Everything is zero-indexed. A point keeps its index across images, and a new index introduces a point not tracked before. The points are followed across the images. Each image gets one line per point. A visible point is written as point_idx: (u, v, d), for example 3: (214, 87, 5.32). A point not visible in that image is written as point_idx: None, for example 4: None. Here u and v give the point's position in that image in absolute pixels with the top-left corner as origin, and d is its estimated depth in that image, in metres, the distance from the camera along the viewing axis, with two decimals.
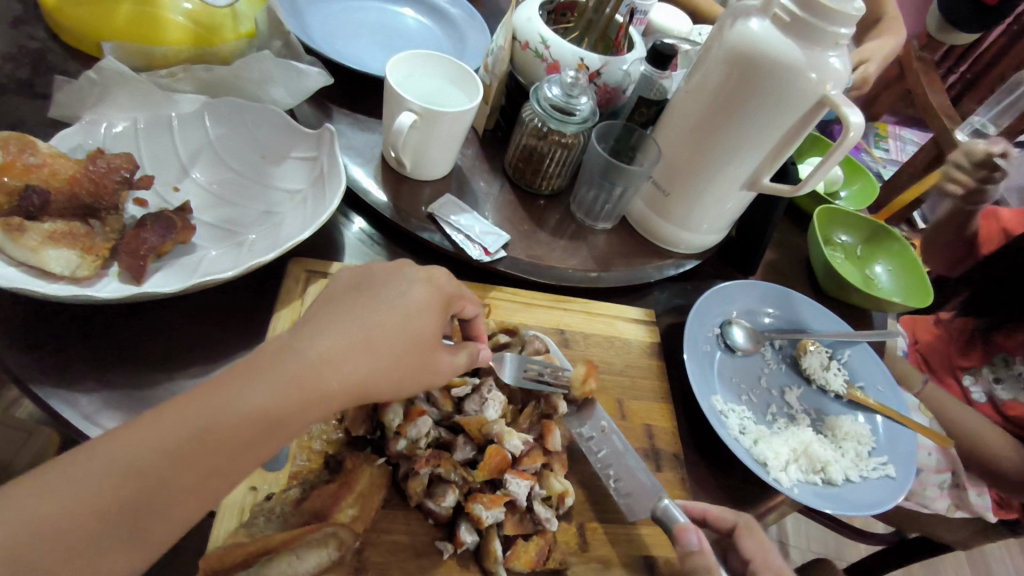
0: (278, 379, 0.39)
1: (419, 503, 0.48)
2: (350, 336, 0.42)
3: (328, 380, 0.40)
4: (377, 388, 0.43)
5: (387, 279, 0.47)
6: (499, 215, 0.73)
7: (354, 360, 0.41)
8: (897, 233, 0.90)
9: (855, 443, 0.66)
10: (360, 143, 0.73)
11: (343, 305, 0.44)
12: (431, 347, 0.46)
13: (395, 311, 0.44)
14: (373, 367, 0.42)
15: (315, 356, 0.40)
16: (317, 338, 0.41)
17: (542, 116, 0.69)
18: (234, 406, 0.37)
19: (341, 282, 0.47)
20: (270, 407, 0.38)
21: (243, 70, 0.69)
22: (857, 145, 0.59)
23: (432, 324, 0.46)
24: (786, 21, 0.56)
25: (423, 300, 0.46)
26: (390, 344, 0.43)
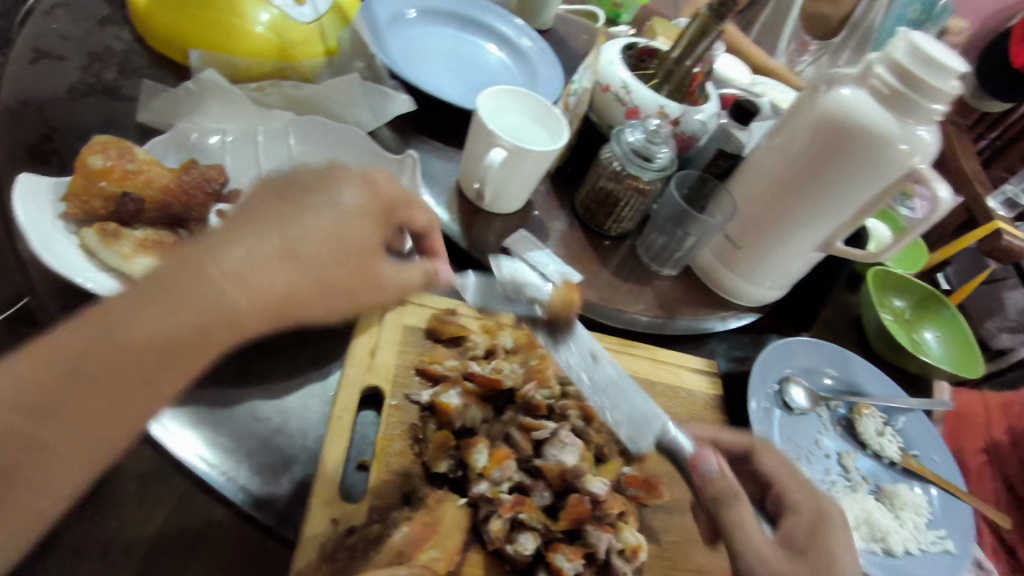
0: (186, 303, 0.35)
1: (497, 548, 0.48)
2: (266, 246, 0.37)
3: (231, 293, 0.35)
4: (305, 311, 0.38)
5: (316, 182, 0.40)
6: (567, 254, 0.73)
7: (272, 269, 0.37)
8: (947, 302, 0.90)
9: (912, 513, 0.65)
10: (437, 171, 0.73)
11: (261, 210, 0.38)
12: (372, 255, 0.40)
13: (325, 219, 0.39)
14: (291, 280, 0.37)
15: (219, 275, 0.35)
16: (222, 250, 0.36)
17: (622, 159, 0.69)
18: (120, 325, 0.34)
19: (268, 180, 0.40)
20: (165, 329, 0.35)
21: (329, 91, 0.70)
22: (942, 219, 0.59)
23: (372, 233, 0.41)
24: (885, 93, 0.57)
25: (359, 204, 0.40)
26: (314, 255, 0.38)
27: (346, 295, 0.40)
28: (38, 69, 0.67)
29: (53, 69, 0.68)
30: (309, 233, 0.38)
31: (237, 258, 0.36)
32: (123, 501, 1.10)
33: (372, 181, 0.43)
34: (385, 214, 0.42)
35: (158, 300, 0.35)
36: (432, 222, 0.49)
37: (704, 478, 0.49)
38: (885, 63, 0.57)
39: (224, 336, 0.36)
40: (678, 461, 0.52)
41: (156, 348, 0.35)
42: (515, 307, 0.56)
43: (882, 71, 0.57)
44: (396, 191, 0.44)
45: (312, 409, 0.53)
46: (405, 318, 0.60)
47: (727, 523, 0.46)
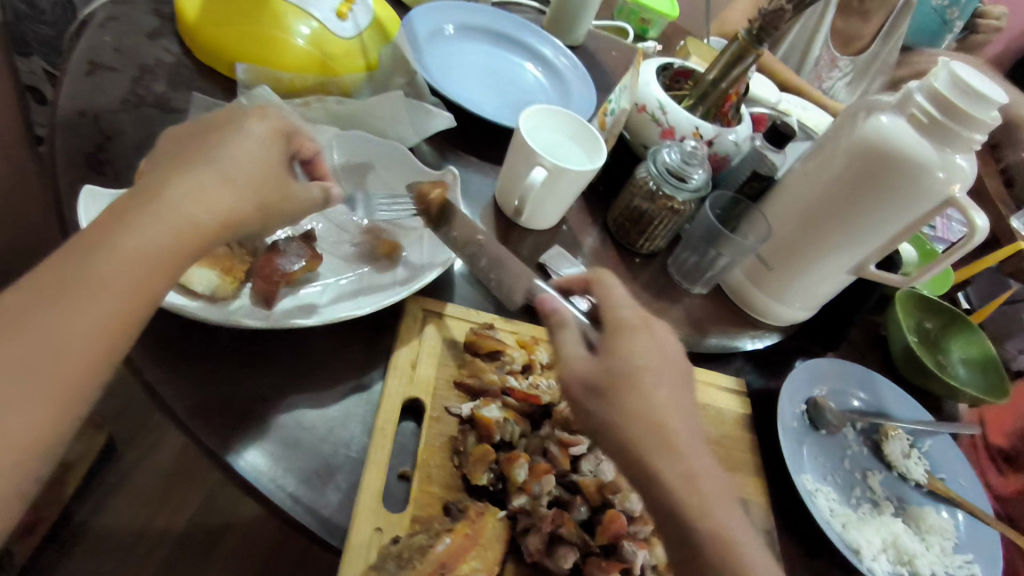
0: (146, 221, 0.40)
1: (537, 561, 0.49)
2: (202, 173, 0.43)
3: (190, 212, 0.42)
4: (245, 220, 0.45)
5: (220, 125, 0.47)
6: (599, 270, 0.74)
7: (213, 189, 0.43)
8: (976, 326, 0.90)
9: (939, 536, 0.66)
10: (473, 186, 0.75)
11: (192, 148, 0.45)
12: (280, 172, 0.48)
13: (244, 148, 0.46)
14: (238, 203, 0.44)
15: (170, 199, 0.41)
16: (171, 185, 0.42)
17: (656, 178, 0.70)
18: (102, 252, 0.39)
19: (174, 136, 0.47)
20: (145, 247, 0.40)
21: (372, 107, 0.71)
22: (978, 246, 0.60)
23: (278, 156, 0.48)
24: (923, 121, 0.58)
25: (264, 134, 0.48)
26: (241, 173, 0.45)
27: (280, 212, 0.48)
28: (94, 81, 0.70)
29: (107, 81, 0.71)
30: (237, 161, 0.45)
31: (183, 187, 0.42)
32: (147, 495, 1.12)
33: (267, 114, 0.50)
34: (286, 140, 0.50)
35: (123, 223, 0.40)
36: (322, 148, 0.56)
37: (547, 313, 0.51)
38: (925, 93, 0.59)
39: (191, 248, 0.42)
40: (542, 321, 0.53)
41: (140, 270, 0.40)
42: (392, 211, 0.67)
43: (921, 101, 0.58)
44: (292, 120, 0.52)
45: (354, 419, 0.55)
46: (443, 331, 0.62)
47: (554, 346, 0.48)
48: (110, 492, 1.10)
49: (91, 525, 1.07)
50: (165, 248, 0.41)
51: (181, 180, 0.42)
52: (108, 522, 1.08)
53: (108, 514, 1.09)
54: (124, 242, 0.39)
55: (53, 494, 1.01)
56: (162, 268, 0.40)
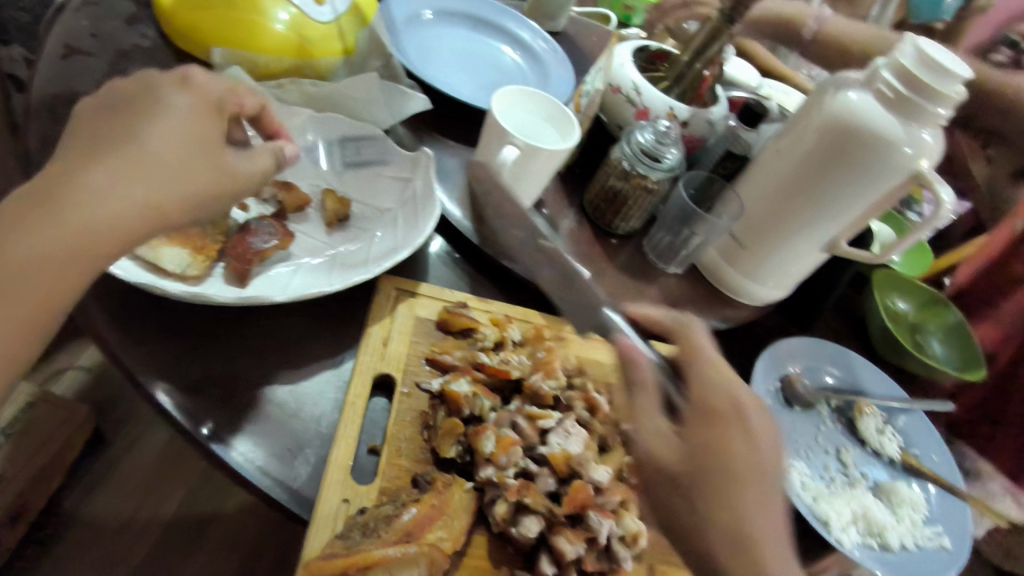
0: (44, 220, 0.41)
1: (503, 531, 0.50)
2: (118, 164, 0.43)
3: (94, 207, 0.42)
4: (164, 209, 0.45)
5: (150, 98, 0.46)
6: (575, 250, 0.75)
7: (127, 183, 0.43)
8: (951, 305, 0.91)
9: (910, 509, 0.66)
10: (448, 167, 0.76)
11: (121, 117, 0.45)
12: (211, 149, 0.47)
13: (166, 124, 0.46)
14: (151, 189, 0.44)
15: (73, 196, 0.42)
16: (89, 170, 0.43)
17: (630, 159, 0.71)
18: (8, 250, 0.40)
19: (98, 104, 0.47)
20: (36, 249, 0.40)
21: (347, 88, 0.71)
22: (945, 221, 0.60)
23: (205, 129, 0.47)
24: (889, 97, 0.59)
25: (185, 105, 0.47)
26: (159, 163, 0.44)
27: (216, 190, 0.47)
28: (69, 66, 0.70)
29: (82, 65, 0.71)
30: (153, 146, 0.44)
31: (94, 184, 0.42)
32: (133, 486, 1.13)
33: (193, 83, 0.49)
34: (219, 116, 0.49)
35: (28, 223, 0.41)
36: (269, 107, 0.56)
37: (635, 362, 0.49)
38: (892, 69, 0.59)
39: (99, 244, 0.42)
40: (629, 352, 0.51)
41: (48, 263, 0.41)
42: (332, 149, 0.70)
43: (888, 77, 0.59)
44: (223, 87, 0.51)
45: (325, 393, 0.55)
46: (416, 309, 0.62)
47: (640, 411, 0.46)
48: (96, 483, 1.11)
49: (75, 515, 1.07)
50: (78, 233, 0.41)
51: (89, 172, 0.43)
52: (95, 512, 1.08)
53: (92, 504, 1.09)
54: (24, 234, 0.40)
55: (35, 485, 1.01)
56: (57, 264, 0.41)
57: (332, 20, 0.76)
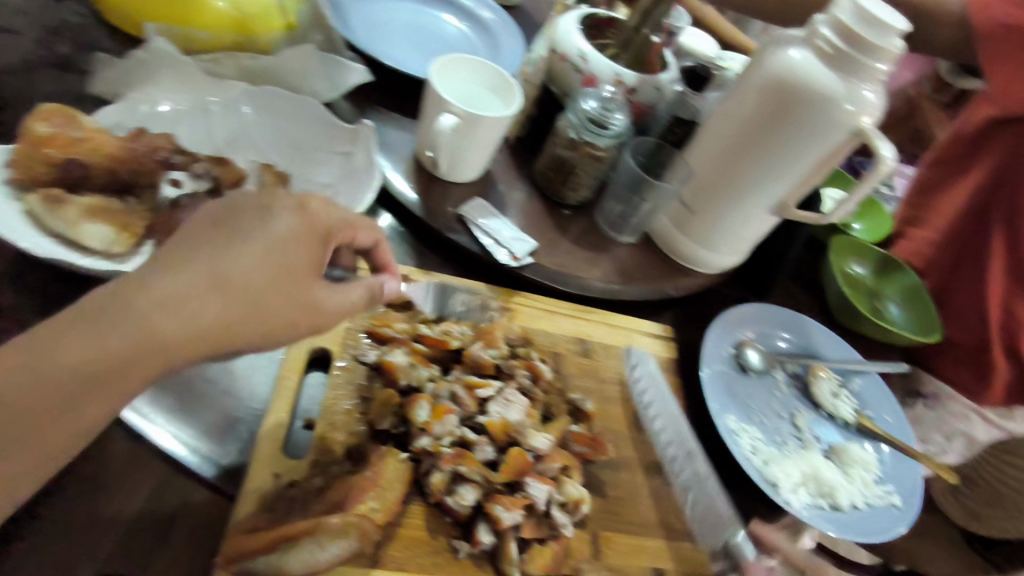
0: (108, 327, 0.35)
1: (439, 500, 0.49)
2: (198, 278, 0.37)
3: (163, 324, 0.36)
4: (236, 334, 0.39)
5: (254, 214, 0.41)
6: (525, 222, 0.74)
7: (203, 301, 0.37)
8: (909, 269, 0.91)
9: (861, 469, 0.66)
10: (392, 140, 0.74)
11: (207, 231, 0.39)
12: (303, 279, 0.42)
13: (259, 245, 0.40)
14: (226, 311, 0.38)
15: (148, 304, 0.36)
16: (160, 281, 0.36)
17: (577, 127, 0.70)
18: (56, 356, 0.33)
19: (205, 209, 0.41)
20: (88, 357, 0.34)
21: (286, 61, 0.70)
22: (887, 177, 0.60)
23: (304, 259, 0.42)
24: (828, 53, 0.57)
25: (292, 232, 0.42)
26: (245, 285, 0.39)
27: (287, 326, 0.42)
28: None
29: (8, 44, 0.68)
30: (236, 258, 0.39)
31: (162, 292, 0.36)
32: None
33: (307, 209, 0.44)
34: (319, 242, 0.44)
35: (79, 334, 0.34)
36: (380, 239, 0.53)
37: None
38: (830, 25, 0.58)
39: (153, 366, 0.36)
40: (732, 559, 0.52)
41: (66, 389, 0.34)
42: (267, 119, 0.68)
43: (826, 32, 0.57)
44: (335, 217, 0.46)
45: (259, 370, 0.54)
46: None
47: None
48: None
49: None
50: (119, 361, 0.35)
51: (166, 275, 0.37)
52: None
53: None
54: (76, 341, 0.34)
55: None
56: (110, 380, 0.35)
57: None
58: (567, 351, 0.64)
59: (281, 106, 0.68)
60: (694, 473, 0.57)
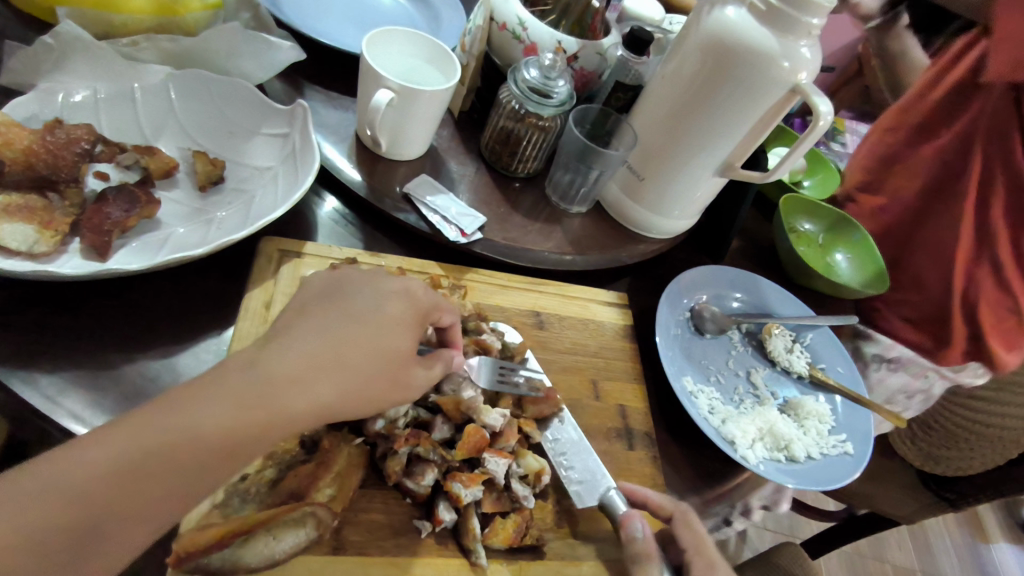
0: (237, 396, 0.36)
1: (397, 482, 0.48)
2: (318, 352, 0.39)
3: (287, 401, 0.37)
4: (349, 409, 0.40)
5: (358, 290, 0.44)
6: (474, 197, 0.72)
7: (322, 378, 0.39)
8: (857, 224, 0.93)
9: (816, 421, 0.68)
10: (332, 121, 0.72)
11: (312, 314, 0.42)
12: (405, 362, 0.43)
13: (367, 323, 0.42)
14: (336, 387, 0.39)
15: (274, 375, 0.38)
16: (277, 353, 0.39)
17: (519, 98, 0.68)
18: (191, 421, 0.35)
19: (318, 288, 0.44)
20: (221, 426, 0.35)
21: (209, 41, 0.67)
22: (825, 133, 0.60)
23: (405, 339, 0.43)
24: (761, 10, 0.57)
25: (400, 316, 0.43)
26: (357, 363, 0.40)
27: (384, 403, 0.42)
28: None
29: None
30: (351, 335, 0.41)
31: (283, 365, 0.38)
32: None
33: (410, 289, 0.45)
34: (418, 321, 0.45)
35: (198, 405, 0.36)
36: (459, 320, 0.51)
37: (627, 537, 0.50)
38: None
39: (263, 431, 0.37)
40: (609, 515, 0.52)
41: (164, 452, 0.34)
42: (199, 106, 0.65)
43: None
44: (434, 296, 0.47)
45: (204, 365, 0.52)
46: (302, 270, 0.59)
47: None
48: None
49: None
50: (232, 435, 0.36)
51: (288, 348, 0.39)
52: None
53: None
54: (211, 407, 0.36)
55: None
56: (235, 449, 0.36)
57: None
58: (524, 325, 0.64)
59: (213, 92, 0.65)
60: (569, 440, 0.56)
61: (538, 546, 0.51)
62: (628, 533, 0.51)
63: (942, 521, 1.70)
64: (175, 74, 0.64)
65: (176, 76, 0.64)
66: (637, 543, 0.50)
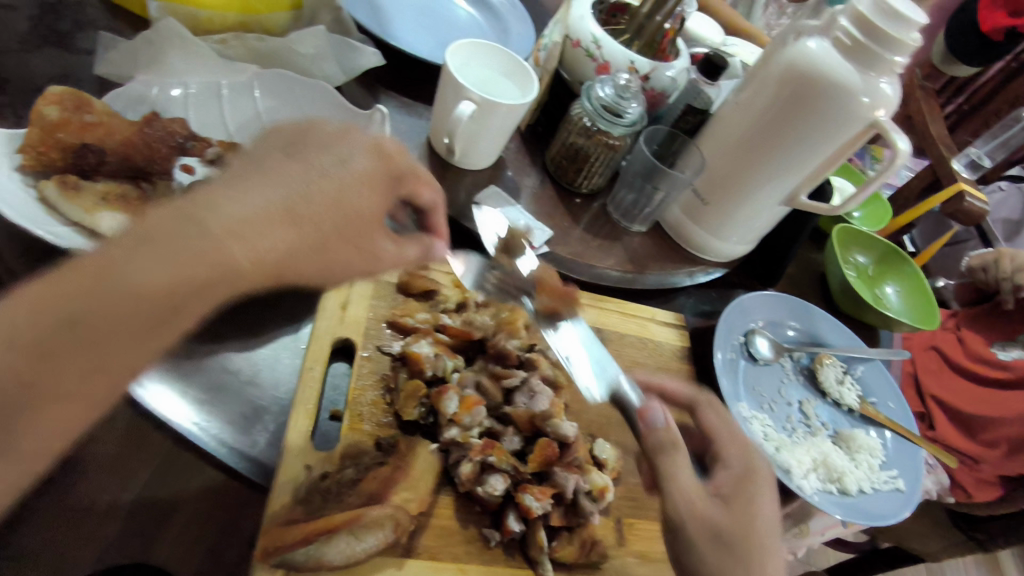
0: (178, 249, 0.31)
1: (469, 490, 0.49)
2: (271, 204, 0.34)
3: (234, 252, 0.32)
4: (303, 273, 0.36)
5: (328, 142, 0.39)
6: (540, 210, 0.74)
7: (274, 232, 0.34)
8: (907, 257, 0.93)
9: (867, 455, 0.68)
10: (406, 128, 0.73)
11: (266, 163, 0.36)
12: (368, 226, 0.39)
13: (330, 180, 0.37)
14: (298, 242, 0.35)
15: (219, 228, 0.32)
16: (226, 202, 0.33)
17: (591, 115, 0.69)
18: (128, 275, 0.30)
19: (273, 134, 0.38)
20: (165, 285, 0.30)
21: (295, 43, 0.69)
22: (901, 170, 0.61)
23: (373, 204, 0.39)
24: (846, 45, 0.58)
25: (367, 171, 0.39)
26: (316, 218, 0.36)
27: (347, 275, 0.39)
28: None
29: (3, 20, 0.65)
30: (308, 184, 0.36)
31: (236, 212, 0.33)
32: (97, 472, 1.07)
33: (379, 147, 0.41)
34: None
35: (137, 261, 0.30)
36: (439, 203, 0.48)
37: (648, 427, 0.47)
38: (849, 15, 0.57)
39: (221, 294, 0.32)
40: (626, 414, 0.50)
41: None
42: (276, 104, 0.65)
43: (845, 24, 0.57)
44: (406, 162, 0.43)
45: (284, 362, 0.54)
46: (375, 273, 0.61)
47: (661, 473, 0.46)
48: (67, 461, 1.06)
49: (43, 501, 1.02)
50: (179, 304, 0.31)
51: (236, 200, 0.33)
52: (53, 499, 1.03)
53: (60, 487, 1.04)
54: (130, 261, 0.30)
55: None
56: None
57: (382, 62, 0.71)
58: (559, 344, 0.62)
59: (292, 92, 0.66)
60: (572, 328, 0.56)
61: (601, 563, 0.52)
62: (648, 424, 0.47)
63: (959, 559, 1.69)
64: (259, 73, 0.65)
65: (260, 75, 0.65)
66: (659, 432, 0.47)
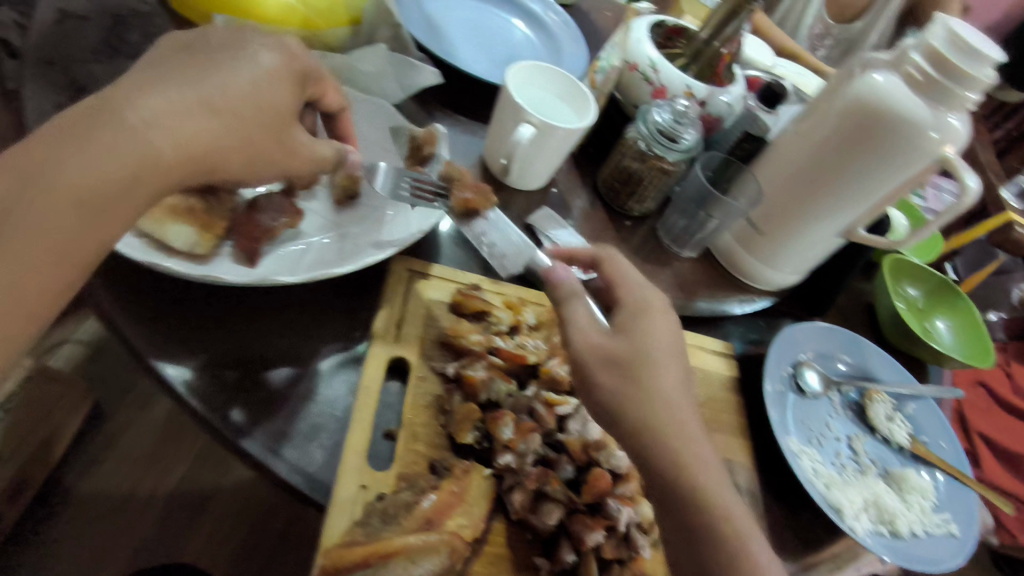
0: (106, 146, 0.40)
1: (522, 518, 0.49)
2: (185, 99, 0.43)
3: (156, 143, 0.41)
4: (224, 163, 0.45)
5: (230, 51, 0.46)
6: (591, 232, 0.73)
7: (192, 121, 0.43)
8: (960, 291, 0.91)
9: (919, 496, 0.66)
10: (459, 146, 0.74)
11: (186, 82, 0.42)
12: (280, 121, 0.48)
13: (241, 79, 0.46)
14: (215, 133, 0.44)
15: (135, 120, 0.41)
16: (140, 100, 0.42)
17: (647, 139, 0.69)
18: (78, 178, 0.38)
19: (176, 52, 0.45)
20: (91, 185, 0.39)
21: (356, 61, 0.69)
22: (969, 207, 0.59)
23: (286, 99, 0.48)
24: (918, 79, 0.56)
25: (272, 68, 0.47)
26: (233, 110, 0.45)
27: (264, 162, 0.48)
28: (66, 29, 0.67)
29: (79, 31, 0.68)
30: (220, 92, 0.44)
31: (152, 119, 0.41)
32: (135, 461, 1.10)
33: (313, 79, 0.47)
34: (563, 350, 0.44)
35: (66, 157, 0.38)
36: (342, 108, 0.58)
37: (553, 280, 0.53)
38: (921, 50, 0.56)
39: (149, 188, 0.42)
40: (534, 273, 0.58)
41: None
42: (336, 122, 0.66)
43: (917, 59, 0.56)
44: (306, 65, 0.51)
45: (340, 378, 0.54)
46: (430, 292, 0.61)
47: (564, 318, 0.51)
48: (105, 450, 1.09)
49: (82, 487, 1.05)
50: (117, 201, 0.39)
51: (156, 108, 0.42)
52: (95, 488, 1.06)
53: (100, 476, 1.07)
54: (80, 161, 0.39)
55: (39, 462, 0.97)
56: None
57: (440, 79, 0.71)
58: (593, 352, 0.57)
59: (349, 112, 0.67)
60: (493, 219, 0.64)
61: None
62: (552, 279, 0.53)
63: None
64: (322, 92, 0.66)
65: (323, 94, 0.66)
66: (563, 286, 0.53)
